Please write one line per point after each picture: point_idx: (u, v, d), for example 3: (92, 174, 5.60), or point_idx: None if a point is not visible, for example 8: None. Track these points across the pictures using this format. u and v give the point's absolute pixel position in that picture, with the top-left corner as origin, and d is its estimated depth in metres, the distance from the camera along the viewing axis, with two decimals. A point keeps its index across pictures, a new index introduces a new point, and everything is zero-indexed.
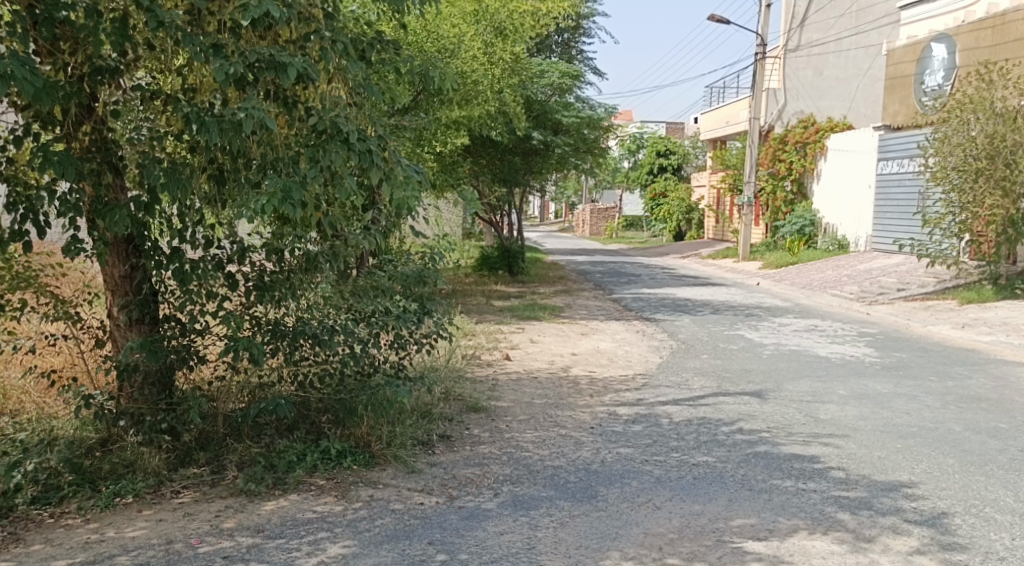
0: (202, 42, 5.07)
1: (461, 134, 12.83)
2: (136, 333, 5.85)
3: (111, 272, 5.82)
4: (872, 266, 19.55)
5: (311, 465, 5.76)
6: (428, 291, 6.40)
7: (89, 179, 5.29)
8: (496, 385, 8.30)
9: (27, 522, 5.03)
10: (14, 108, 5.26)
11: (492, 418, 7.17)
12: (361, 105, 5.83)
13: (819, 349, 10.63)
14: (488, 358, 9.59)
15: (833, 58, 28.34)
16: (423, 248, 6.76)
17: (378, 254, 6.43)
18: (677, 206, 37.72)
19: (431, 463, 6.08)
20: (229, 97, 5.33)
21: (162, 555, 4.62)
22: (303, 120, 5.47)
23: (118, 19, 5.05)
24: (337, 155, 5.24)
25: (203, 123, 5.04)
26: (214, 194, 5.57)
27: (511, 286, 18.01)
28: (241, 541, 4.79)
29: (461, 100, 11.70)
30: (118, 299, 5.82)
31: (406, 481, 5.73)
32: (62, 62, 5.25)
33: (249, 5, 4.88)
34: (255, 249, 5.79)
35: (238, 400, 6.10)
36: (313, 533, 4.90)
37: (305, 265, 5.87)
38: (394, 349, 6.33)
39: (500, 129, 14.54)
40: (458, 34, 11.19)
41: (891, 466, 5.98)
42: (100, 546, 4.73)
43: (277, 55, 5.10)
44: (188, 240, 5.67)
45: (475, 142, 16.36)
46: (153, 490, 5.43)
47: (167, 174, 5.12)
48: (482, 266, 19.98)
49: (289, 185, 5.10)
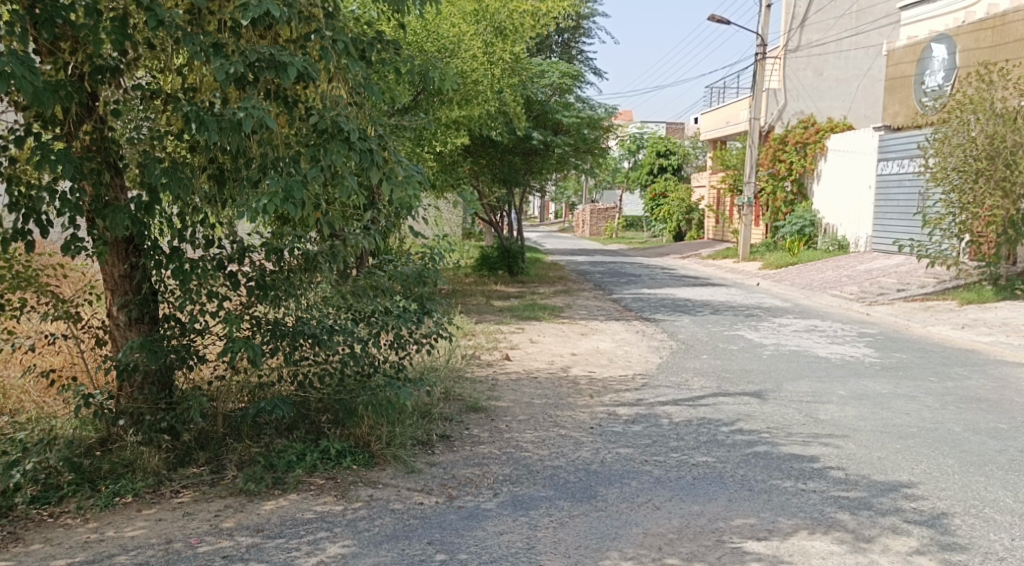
0: (202, 42, 5.08)
1: (461, 134, 12.84)
2: (136, 332, 5.85)
3: (111, 271, 5.82)
4: (873, 266, 19.55)
5: (311, 465, 5.76)
6: (428, 291, 6.39)
7: (89, 178, 5.29)
8: (496, 385, 8.30)
9: (27, 521, 5.03)
10: (14, 107, 5.26)
11: (492, 418, 7.17)
12: (361, 104, 5.80)
13: (819, 349, 10.64)
14: (488, 357, 9.59)
15: (833, 58, 28.34)
16: (423, 248, 6.75)
17: (377, 254, 6.44)
18: (677, 206, 37.74)
19: (430, 463, 6.08)
20: (229, 97, 5.32)
21: (162, 555, 4.62)
22: (304, 120, 5.47)
23: (118, 18, 5.05)
24: (337, 155, 5.24)
25: (203, 123, 5.04)
26: (215, 193, 5.57)
27: (511, 286, 18.02)
28: (242, 541, 4.78)
29: (461, 100, 11.71)
30: (118, 298, 5.82)
31: (406, 481, 5.73)
32: (62, 62, 5.26)
33: (249, 4, 4.88)
34: (255, 249, 5.78)
35: (238, 400, 6.09)
36: (313, 533, 4.90)
37: (305, 265, 5.83)
38: (394, 349, 6.33)
39: (500, 129, 14.55)
40: (458, 33, 11.19)
41: (891, 467, 5.98)
42: (99, 546, 4.73)
43: (277, 54, 5.10)
44: (189, 239, 5.68)
45: (475, 142, 16.37)
46: (152, 490, 5.43)
47: (167, 173, 5.12)
48: (482, 266, 19.98)
49: (290, 184, 5.09)
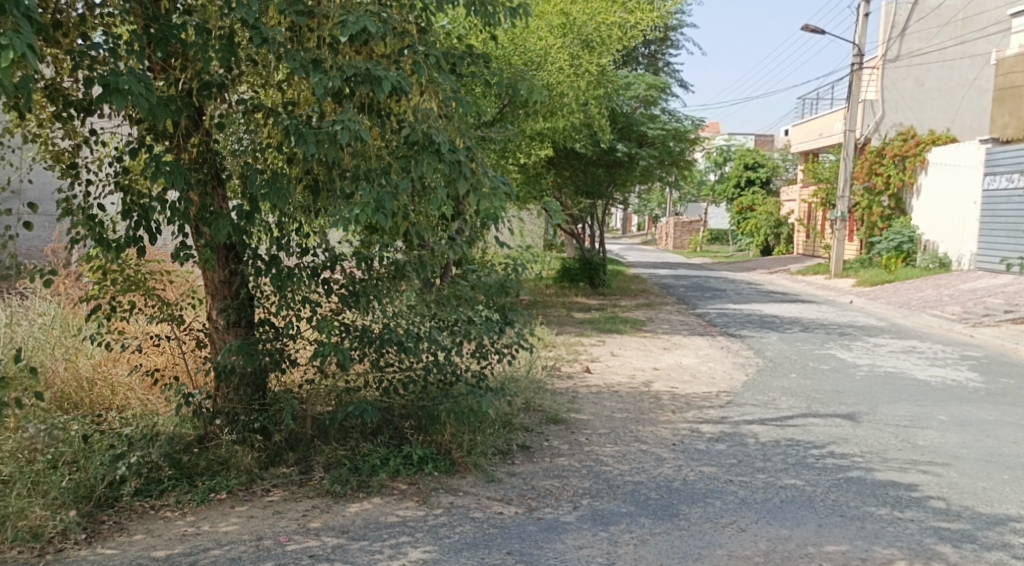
0: (303, 58, 5.33)
1: (545, 146, 12.94)
2: (233, 335, 6.13)
3: (212, 277, 6.13)
4: (975, 286, 18.85)
5: (394, 470, 5.91)
6: (509, 301, 6.58)
7: (197, 188, 5.60)
8: (575, 398, 8.35)
9: (130, 512, 5.30)
10: (129, 121, 5.60)
11: (571, 430, 7.22)
12: (451, 117, 5.85)
13: (917, 372, 10.33)
14: (567, 370, 9.63)
15: (936, 68, 27.52)
16: (506, 258, 6.87)
17: (462, 264, 6.56)
18: (766, 220, 37.08)
19: (510, 473, 6.17)
20: (326, 110, 5.56)
21: (252, 551, 4.82)
22: (395, 132, 5.65)
23: (226, 37, 5.28)
24: (428, 166, 5.43)
25: (301, 135, 5.28)
26: (310, 204, 5.68)
27: (591, 299, 18.02)
28: (327, 541, 4.96)
29: (546, 112, 11.90)
30: (217, 303, 6.11)
31: (486, 489, 5.83)
32: (174, 78, 5.57)
33: (347, 21, 5.10)
34: (346, 257, 5.99)
35: (326, 403, 6.26)
36: (395, 537, 5.05)
37: (392, 273, 6.03)
38: (476, 358, 6.46)
39: (584, 141, 14.58)
40: (545, 46, 11.40)
41: (996, 499, 5.80)
42: (195, 539, 4.97)
43: (373, 69, 5.31)
44: (285, 247, 5.89)
45: (558, 154, 16.48)
46: (245, 487, 5.68)
47: (268, 184, 5.39)
48: (562, 278, 19.94)
49: (381, 195, 5.30)
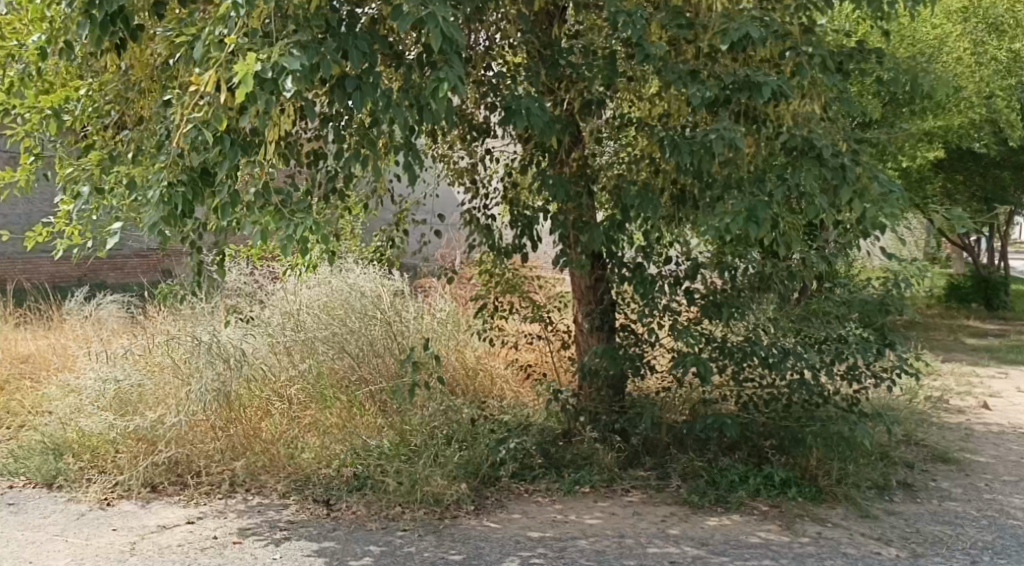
0: (681, 70, 5.36)
1: (933, 147, 11.85)
2: (596, 339, 6.41)
3: (580, 281, 6.46)
4: None
5: (755, 489, 5.81)
6: (889, 320, 6.08)
7: (573, 202, 5.81)
8: (971, 437, 7.59)
9: (508, 492, 5.80)
10: (518, 140, 6.14)
11: (966, 474, 6.60)
12: (833, 121, 5.73)
13: None
14: (956, 403, 8.75)
15: None
16: (884, 273, 6.39)
17: (831, 278, 6.19)
18: None
19: (888, 512, 5.80)
20: (701, 120, 5.57)
21: (616, 547, 5.00)
22: (774, 139, 5.45)
23: (609, 57, 5.56)
24: (807, 174, 5.16)
25: (676, 146, 5.33)
26: (674, 214, 5.72)
27: (989, 323, 16.18)
28: (687, 551, 5.01)
29: (935, 107, 10.85)
30: (583, 307, 6.46)
31: (860, 525, 5.53)
32: (560, 98, 5.84)
33: (729, 28, 5.06)
34: (708, 267, 5.98)
35: (681, 412, 6.32)
36: (757, 558, 4.95)
37: (757, 284, 5.95)
38: (848, 380, 6.05)
39: (984, 140, 12.93)
40: (940, 35, 10.54)
41: None
42: (564, 526, 5.29)
43: (753, 75, 5.19)
44: (653, 258, 5.98)
45: (950, 155, 15.03)
46: (607, 485, 5.95)
47: (641, 196, 5.47)
48: (951, 295, 18.09)
49: (755, 204, 5.09)
